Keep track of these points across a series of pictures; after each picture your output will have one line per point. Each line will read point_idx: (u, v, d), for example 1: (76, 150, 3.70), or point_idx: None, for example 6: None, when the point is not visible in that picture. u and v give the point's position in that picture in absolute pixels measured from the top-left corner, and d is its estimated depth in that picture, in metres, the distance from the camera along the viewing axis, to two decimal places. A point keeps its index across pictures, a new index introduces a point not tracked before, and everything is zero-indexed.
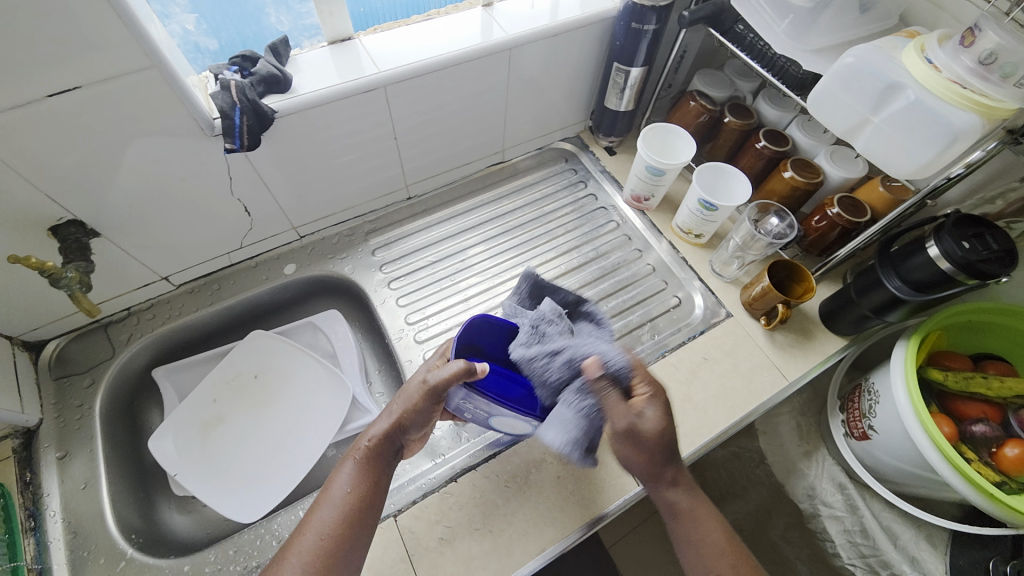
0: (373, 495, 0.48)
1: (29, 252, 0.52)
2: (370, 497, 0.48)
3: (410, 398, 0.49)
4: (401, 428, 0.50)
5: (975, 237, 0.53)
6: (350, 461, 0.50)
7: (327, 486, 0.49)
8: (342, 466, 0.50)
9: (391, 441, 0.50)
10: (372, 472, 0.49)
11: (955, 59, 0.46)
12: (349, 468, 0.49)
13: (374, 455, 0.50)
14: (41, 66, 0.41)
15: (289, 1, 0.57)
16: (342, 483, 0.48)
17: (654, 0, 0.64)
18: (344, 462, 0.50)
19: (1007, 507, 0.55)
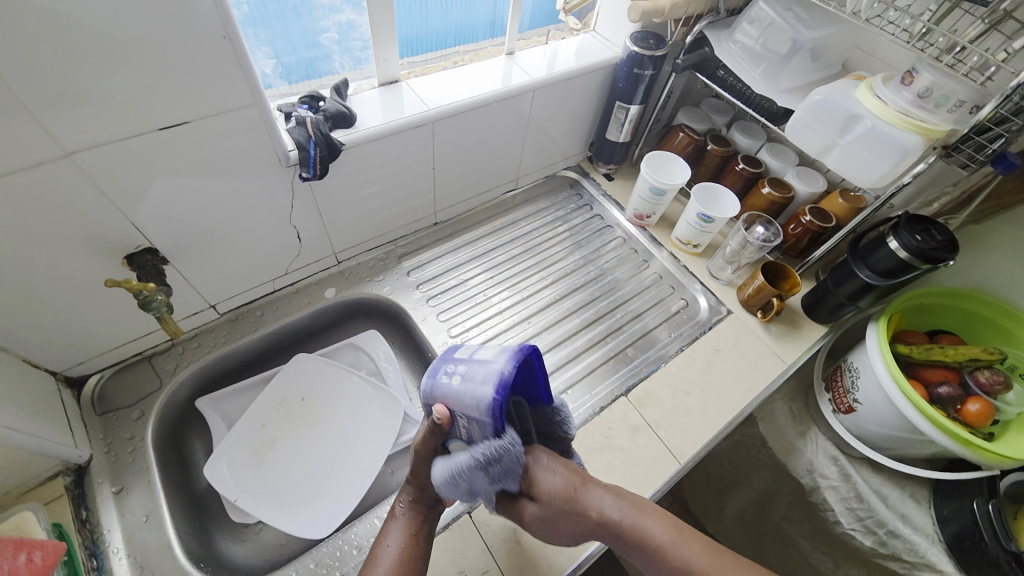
0: (417, 545, 0.49)
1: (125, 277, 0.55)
2: (413, 552, 0.49)
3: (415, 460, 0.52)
4: (425, 484, 0.52)
5: (924, 232, 0.67)
6: (393, 519, 0.52)
7: (374, 547, 0.50)
8: (386, 527, 0.51)
9: (423, 496, 0.52)
10: (414, 528, 0.50)
11: (898, 94, 0.61)
12: (392, 527, 0.51)
13: (411, 512, 0.51)
14: (162, 103, 0.45)
15: (352, 49, 0.64)
16: (388, 541, 0.50)
17: (651, 51, 0.76)
18: (386, 525, 0.52)
19: (977, 449, 0.67)
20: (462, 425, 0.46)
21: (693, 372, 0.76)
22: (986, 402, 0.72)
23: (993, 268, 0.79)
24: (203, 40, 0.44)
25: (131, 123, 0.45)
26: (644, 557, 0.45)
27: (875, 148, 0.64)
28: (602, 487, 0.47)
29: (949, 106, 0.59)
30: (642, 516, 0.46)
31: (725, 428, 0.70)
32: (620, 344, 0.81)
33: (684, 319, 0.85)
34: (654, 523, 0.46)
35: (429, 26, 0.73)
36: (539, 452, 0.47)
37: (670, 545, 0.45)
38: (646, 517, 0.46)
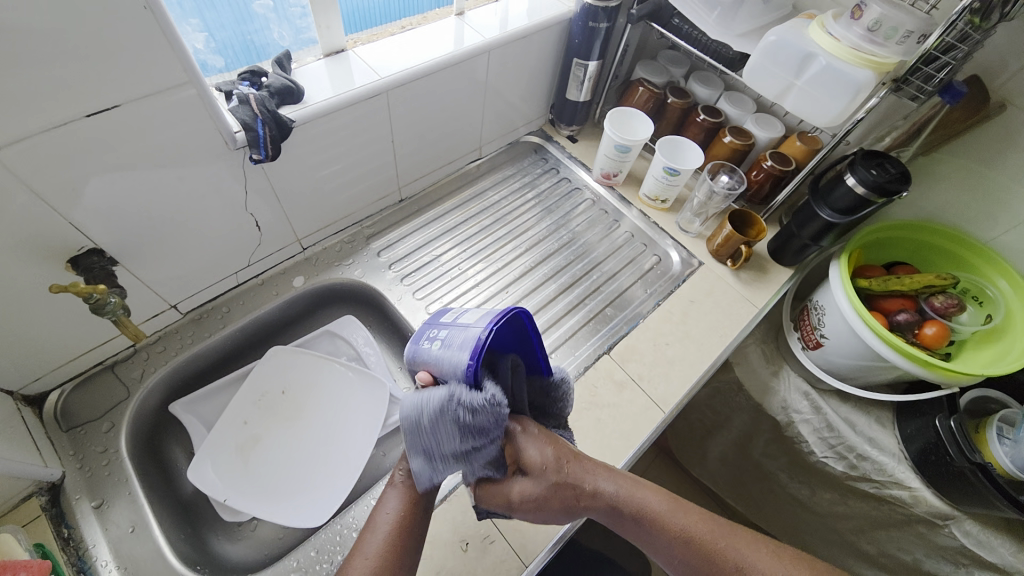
0: (416, 514, 0.50)
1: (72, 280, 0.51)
2: (414, 517, 0.49)
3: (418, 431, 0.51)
4: None
5: (879, 166, 0.69)
6: (392, 488, 0.52)
7: (373, 514, 0.50)
8: (383, 495, 0.52)
9: (423, 466, 0.53)
10: (414, 498, 0.51)
11: (849, 30, 0.61)
12: (392, 494, 0.51)
13: (411, 478, 0.52)
14: (86, 87, 0.41)
15: (291, 17, 0.60)
16: (386, 510, 0.50)
17: (605, 2, 0.74)
18: (385, 493, 0.52)
19: (935, 369, 0.71)
20: (447, 390, 0.48)
21: (670, 324, 0.77)
22: (941, 325, 0.77)
23: (942, 197, 0.83)
24: (124, 13, 0.39)
25: (53, 112, 0.41)
26: (646, 532, 0.48)
27: (829, 87, 0.65)
28: (592, 464, 0.50)
29: (898, 39, 0.60)
30: (637, 490, 0.49)
31: (705, 374, 0.73)
32: (599, 305, 0.82)
33: (658, 274, 0.86)
34: (652, 498, 0.49)
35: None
36: (529, 427, 0.49)
37: (671, 517, 0.48)
38: (643, 492, 0.49)
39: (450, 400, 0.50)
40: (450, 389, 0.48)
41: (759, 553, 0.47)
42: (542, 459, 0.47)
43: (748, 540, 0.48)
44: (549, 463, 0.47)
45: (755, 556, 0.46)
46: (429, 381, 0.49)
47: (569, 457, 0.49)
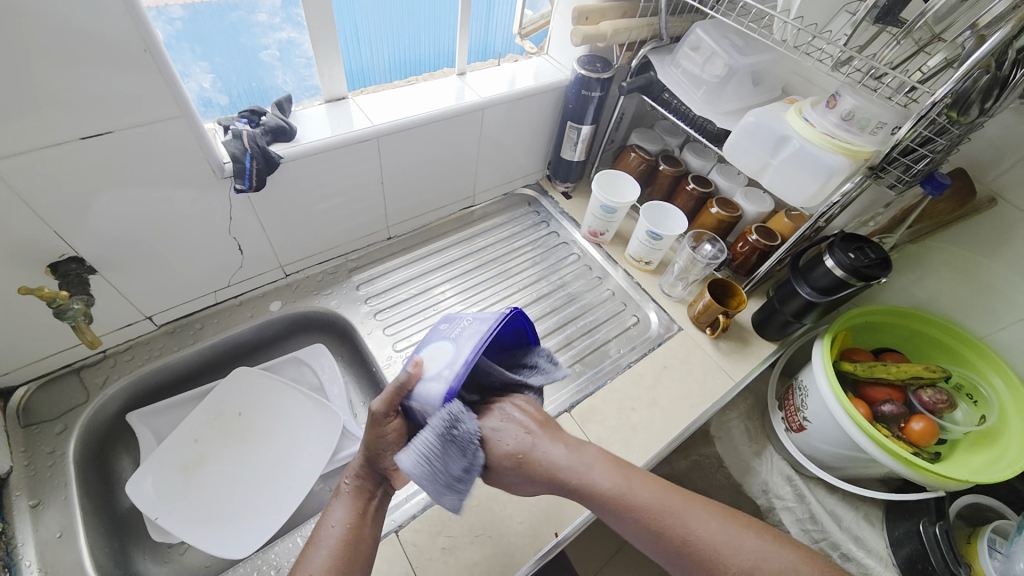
0: (364, 527, 0.49)
1: (41, 284, 0.54)
2: (361, 526, 0.48)
3: (369, 432, 0.51)
4: (377, 458, 0.51)
5: (858, 250, 0.69)
6: (336, 501, 0.50)
7: (317, 528, 0.48)
8: (329, 509, 0.50)
9: (372, 471, 0.52)
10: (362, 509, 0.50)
11: (824, 117, 0.64)
12: (338, 506, 0.50)
13: (357, 490, 0.51)
14: (86, 112, 0.46)
15: (295, 65, 0.66)
16: (333, 521, 0.49)
17: (599, 73, 0.79)
18: (330, 505, 0.50)
19: (918, 468, 0.66)
20: (461, 321, 0.52)
21: (640, 388, 0.75)
22: (929, 421, 0.73)
23: (934, 287, 0.80)
24: (126, 51, 0.44)
25: (53, 131, 0.45)
26: (599, 503, 0.48)
27: (805, 167, 0.66)
28: (550, 435, 0.50)
29: (871, 128, 0.62)
30: (591, 464, 0.49)
31: (667, 445, 0.70)
32: (570, 359, 0.80)
33: (636, 335, 0.85)
34: (603, 474, 0.49)
35: (421, 50, 0.79)
36: (507, 404, 0.51)
37: (622, 492, 0.48)
38: (598, 470, 0.49)
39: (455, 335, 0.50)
40: (458, 329, 0.51)
41: (710, 522, 0.47)
42: (510, 440, 0.49)
43: (697, 508, 0.48)
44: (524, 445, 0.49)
45: (700, 522, 0.47)
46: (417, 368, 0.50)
47: (537, 431, 0.50)
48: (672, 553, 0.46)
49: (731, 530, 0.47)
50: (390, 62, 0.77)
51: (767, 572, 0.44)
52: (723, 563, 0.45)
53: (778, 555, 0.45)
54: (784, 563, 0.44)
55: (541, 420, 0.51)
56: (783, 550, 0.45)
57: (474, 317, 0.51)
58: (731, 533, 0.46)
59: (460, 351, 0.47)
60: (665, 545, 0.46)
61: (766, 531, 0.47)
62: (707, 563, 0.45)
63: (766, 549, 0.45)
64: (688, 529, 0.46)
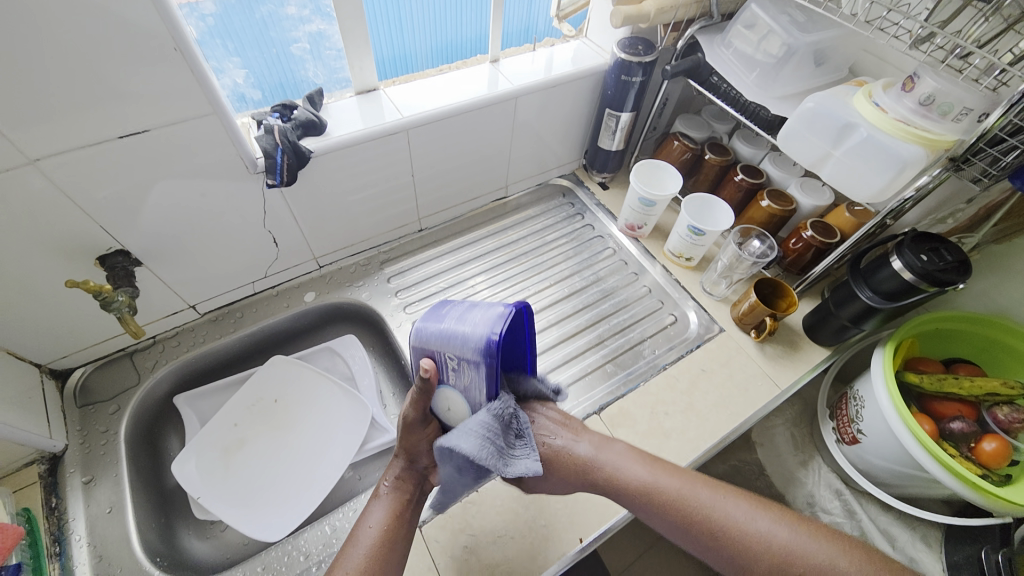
0: (398, 527, 0.51)
1: (86, 278, 0.57)
2: (400, 526, 0.51)
3: (402, 435, 0.55)
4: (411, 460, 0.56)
5: (932, 250, 0.61)
6: (376, 501, 0.53)
7: (356, 526, 0.51)
8: (368, 508, 0.53)
9: (408, 475, 0.55)
10: (397, 509, 0.52)
11: (899, 103, 0.57)
12: (376, 507, 0.52)
13: (395, 491, 0.53)
14: (121, 112, 0.47)
15: (326, 58, 0.66)
16: (371, 520, 0.51)
17: (640, 56, 0.74)
18: (369, 504, 0.53)
19: (990, 495, 0.58)
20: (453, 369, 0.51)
21: (674, 392, 0.71)
22: (1003, 441, 0.64)
23: (1020, 293, 0.71)
24: (157, 51, 0.45)
25: (93, 131, 0.47)
26: (626, 496, 0.53)
27: (872, 159, 0.59)
28: (574, 435, 0.57)
29: (956, 115, 0.54)
30: (621, 459, 0.55)
31: (702, 454, 0.66)
32: (601, 359, 0.77)
33: (673, 334, 0.80)
34: (631, 464, 0.54)
35: (462, 33, 0.77)
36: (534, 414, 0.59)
37: (646, 480, 0.52)
38: (621, 458, 0.55)
39: (456, 384, 0.52)
40: (458, 318, 0.51)
41: (734, 505, 0.50)
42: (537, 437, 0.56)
43: (721, 494, 0.51)
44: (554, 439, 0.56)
45: (724, 504, 0.50)
46: (432, 370, 0.49)
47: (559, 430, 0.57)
48: (697, 539, 0.50)
49: (759, 515, 0.49)
50: (433, 47, 0.76)
51: (791, 552, 0.46)
52: (750, 540, 0.48)
53: (807, 542, 0.47)
54: (815, 549, 0.46)
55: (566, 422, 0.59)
56: (811, 534, 0.47)
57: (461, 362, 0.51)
58: (755, 517, 0.49)
59: (473, 376, 0.50)
60: (696, 531, 0.50)
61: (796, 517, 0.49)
62: (734, 543, 0.48)
63: (791, 531, 0.47)
64: (713, 508, 0.50)
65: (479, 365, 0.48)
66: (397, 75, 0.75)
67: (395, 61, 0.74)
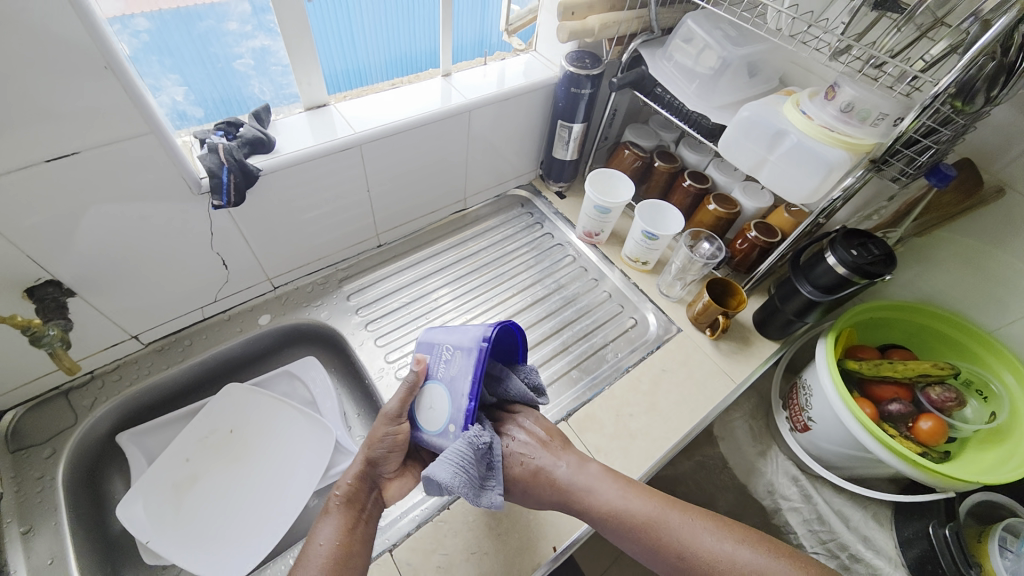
0: (353, 540, 0.48)
1: (13, 312, 0.52)
2: (352, 540, 0.48)
3: (372, 434, 0.56)
4: (372, 465, 0.54)
5: (861, 246, 0.66)
6: (327, 516, 0.50)
7: (306, 544, 0.48)
8: (318, 524, 0.50)
9: (364, 482, 0.53)
10: (352, 521, 0.50)
11: (823, 110, 0.61)
12: (326, 522, 0.49)
13: (348, 503, 0.51)
14: (48, 134, 0.44)
15: (272, 74, 0.64)
16: (322, 536, 0.48)
17: (588, 70, 0.76)
18: (321, 519, 0.50)
19: (928, 470, 0.63)
20: (445, 359, 0.56)
21: (638, 393, 0.73)
22: (938, 420, 0.70)
23: (941, 280, 0.77)
24: (86, 70, 0.43)
25: (16, 155, 0.44)
26: (603, 524, 0.54)
27: (803, 163, 0.64)
28: (556, 454, 0.58)
29: (874, 120, 0.59)
30: (598, 484, 0.55)
31: (668, 452, 0.68)
32: (566, 365, 0.78)
33: (634, 337, 0.83)
34: (605, 489, 0.55)
35: (414, 47, 0.77)
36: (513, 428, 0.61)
37: (621, 506, 0.53)
38: (598, 483, 0.55)
39: (444, 377, 0.55)
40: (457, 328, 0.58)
41: (707, 535, 0.51)
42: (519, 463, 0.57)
43: (693, 520, 0.52)
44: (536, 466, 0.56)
45: (698, 533, 0.51)
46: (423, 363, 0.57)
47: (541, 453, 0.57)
48: (669, 563, 0.51)
49: (725, 540, 0.50)
50: (385, 60, 0.76)
51: None
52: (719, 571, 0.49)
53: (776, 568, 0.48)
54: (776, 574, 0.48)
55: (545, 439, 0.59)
56: (776, 560, 0.49)
57: (453, 347, 0.55)
58: (727, 545, 0.50)
59: (462, 363, 0.54)
60: (668, 557, 0.51)
61: (760, 541, 0.51)
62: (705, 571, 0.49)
63: (758, 560, 0.49)
64: (686, 537, 0.51)
65: (471, 350, 0.53)
66: (349, 89, 0.74)
67: (346, 76, 0.73)
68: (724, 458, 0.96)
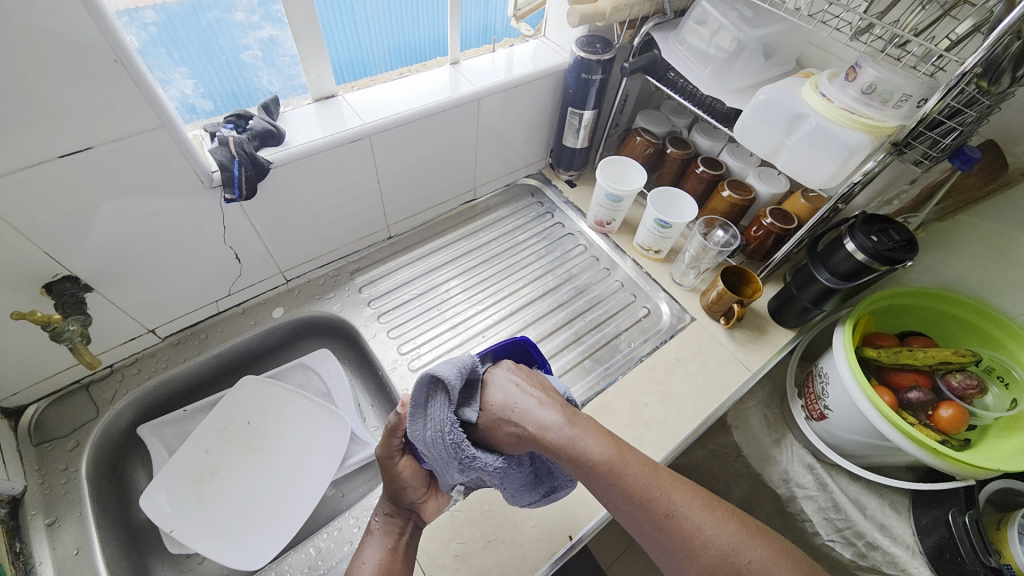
0: (395, 560, 0.50)
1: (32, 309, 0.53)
2: (394, 561, 0.50)
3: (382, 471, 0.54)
4: (398, 492, 0.53)
5: (881, 231, 0.65)
6: (370, 537, 0.53)
7: (353, 568, 0.51)
8: (362, 547, 0.52)
9: (398, 505, 0.54)
10: (393, 541, 0.52)
11: (843, 92, 0.59)
12: (370, 544, 0.52)
13: (387, 526, 0.53)
14: (60, 131, 0.44)
15: (280, 66, 0.64)
16: (366, 559, 0.50)
17: (599, 55, 0.74)
18: (364, 543, 0.52)
19: (948, 458, 0.62)
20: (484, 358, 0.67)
21: (652, 383, 0.73)
22: (959, 408, 0.69)
23: (962, 266, 0.75)
24: (94, 64, 0.43)
25: (31, 153, 0.44)
26: (586, 476, 0.48)
27: (822, 147, 0.62)
28: (543, 407, 0.53)
29: (896, 102, 0.57)
30: (581, 435, 0.50)
31: (682, 441, 0.67)
32: (579, 355, 0.78)
33: (647, 326, 0.82)
34: (593, 442, 0.49)
35: (420, 33, 0.76)
36: (503, 369, 0.59)
37: (607, 461, 0.48)
38: (584, 439, 0.50)
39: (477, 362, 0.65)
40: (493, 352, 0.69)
41: (693, 506, 0.45)
42: (499, 399, 0.55)
43: (684, 490, 0.46)
44: (521, 405, 0.53)
45: (677, 495, 0.46)
46: None
47: (528, 393, 0.55)
48: (652, 531, 0.45)
49: (713, 517, 0.44)
50: (390, 49, 0.74)
51: (743, 558, 0.42)
52: (700, 545, 0.43)
53: (761, 550, 0.42)
54: (758, 554, 0.42)
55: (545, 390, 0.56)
56: (747, 535, 0.43)
57: None
58: (714, 517, 0.44)
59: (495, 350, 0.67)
60: (645, 520, 0.45)
61: (747, 523, 0.44)
62: (687, 544, 0.43)
63: (744, 542, 0.43)
64: (672, 503, 0.45)
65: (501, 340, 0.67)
66: (354, 79, 0.73)
67: (353, 66, 0.72)
68: (738, 447, 0.95)
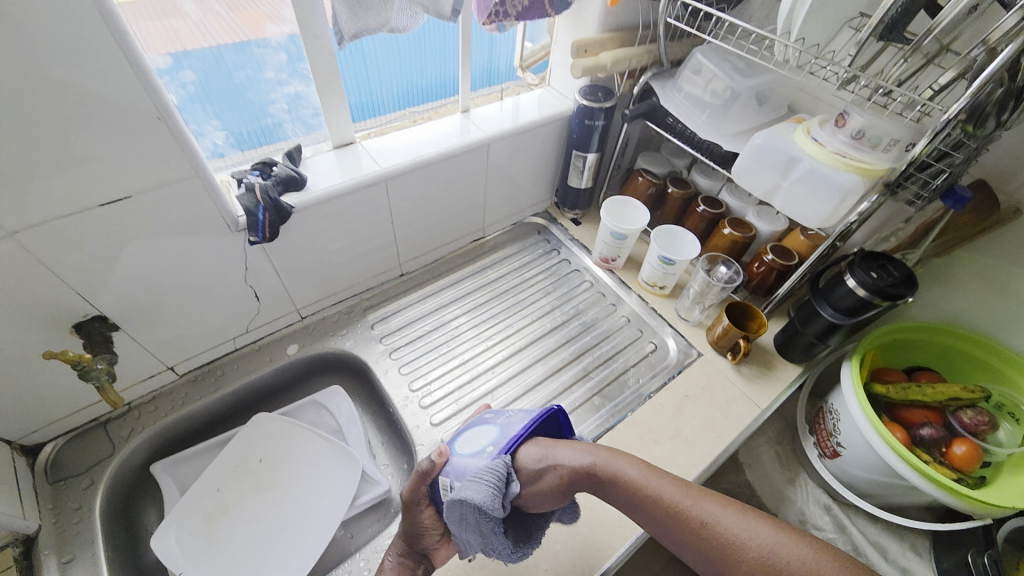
0: None
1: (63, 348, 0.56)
2: None
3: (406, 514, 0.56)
4: (417, 534, 0.55)
5: (880, 269, 0.67)
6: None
7: None
8: None
9: (412, 548, 0.55)
10: None
11: (833, 136, 0.63)
12: None
13: (399, 567, 0.54)
14: (103, 182, 0.48)
15: (304, 118, 0.68)
16: None
17: (601, 103, 0.79)
18: None
19: (964, 496, 0.61)
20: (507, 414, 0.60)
21: (661, 419, 0.73)
22: (972, 444, 0.69)
23: (964, 301, 0.77)
24: (137, 121, 0.47)
25: (74, 203, 0.47)
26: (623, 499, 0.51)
27: (817, 188, 0.65)
28: (574, 446, 0.54)
29: (884, 146, 0.60)
30: (614, 459, 0.52)
31: (694, 479, 0.67)
32: (587, 392, 0.78)
33: (654, 362, 0.83)
34: (627, 464, 0.52)
35: (428, 77, 0.79)
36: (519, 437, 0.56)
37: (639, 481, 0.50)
38: (617, 463, 0.52)
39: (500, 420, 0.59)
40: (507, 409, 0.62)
41: (725, 513, 0.45)
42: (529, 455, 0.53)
43: (715, 501, 0.47)
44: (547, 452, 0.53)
45: (710, 506, 0.46)
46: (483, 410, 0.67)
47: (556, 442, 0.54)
48: (693, 545, 0.45)
49: (746, 522, 0.44)
50: (399, 92, 0.78)
51: (782, 559, 0.41)
52: (737, 552, 0.43)
53: (800, 550, 0.41)
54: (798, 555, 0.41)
55: (543, 444, 0.54)
56: (786, 537, 0.42)
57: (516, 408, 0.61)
58: (748, 522, 0.44)
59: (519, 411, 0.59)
60: (683, 534, 0.46)
61: (783, 527, 0.43)
62: (725, 550, 0.43)
63: (783, 543, 0.42)
64: (705, 513, 0.46)
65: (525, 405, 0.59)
66: (362, 118, 0.76)
67: (364, 109, 0.76)
68: None
